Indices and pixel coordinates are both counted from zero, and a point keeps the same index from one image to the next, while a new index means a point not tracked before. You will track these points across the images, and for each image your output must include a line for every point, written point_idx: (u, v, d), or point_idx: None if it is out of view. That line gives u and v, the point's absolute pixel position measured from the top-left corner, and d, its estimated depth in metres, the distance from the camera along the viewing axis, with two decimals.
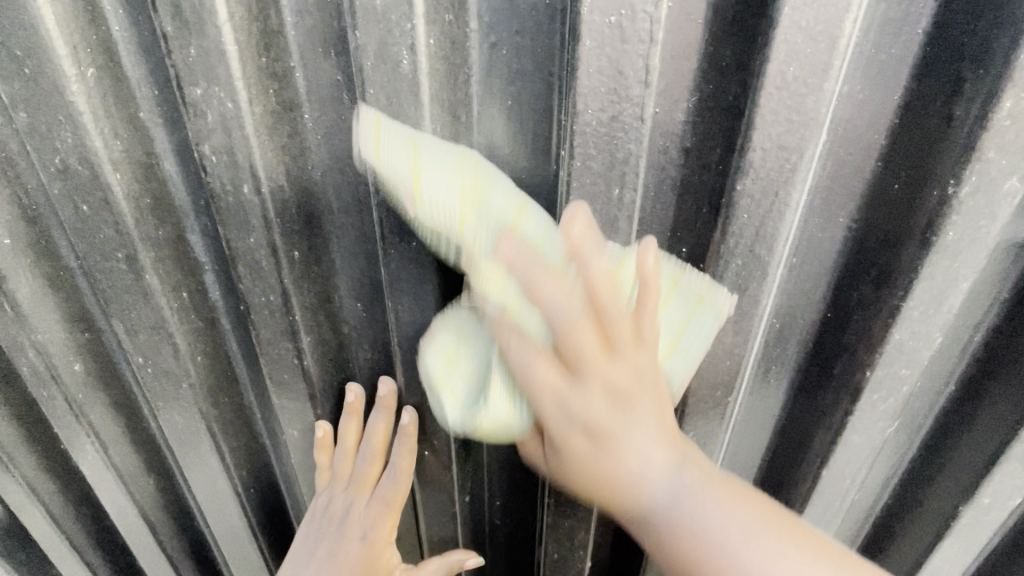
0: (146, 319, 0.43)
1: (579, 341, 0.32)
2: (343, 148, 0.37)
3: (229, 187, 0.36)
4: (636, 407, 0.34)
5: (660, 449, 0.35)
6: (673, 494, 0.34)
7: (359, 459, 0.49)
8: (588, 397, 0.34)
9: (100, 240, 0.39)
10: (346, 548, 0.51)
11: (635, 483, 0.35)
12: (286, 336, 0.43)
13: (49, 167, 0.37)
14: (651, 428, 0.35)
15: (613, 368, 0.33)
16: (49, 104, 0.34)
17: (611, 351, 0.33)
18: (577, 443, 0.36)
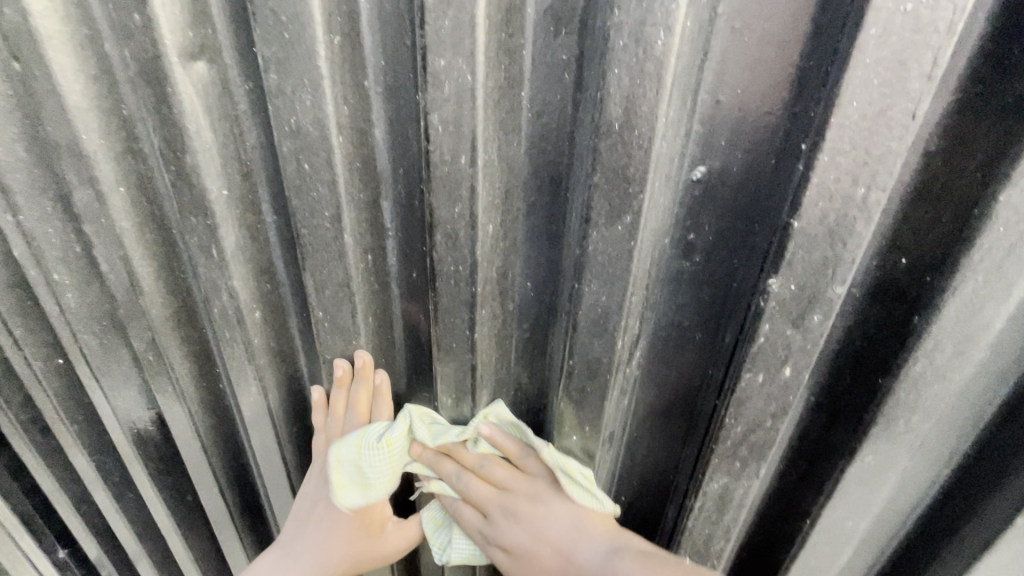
0: (335, 276, 0.46)
1: (494, 474, 0.51)
2: (553, 126, 0.37)
3: (447, 157, 0.37)
4: (535, 510, 0.50)
5: (597, 536, 0.47)
6: (605, 567, 0.46)
7: (348, 425, 0.53)
8: (498, 526, 0.51)
9: (312, 198, 0.42)
10: (342, 504, 0.55)
11: (567, 564, 0.48)
12: (465, 307, 0.44)
13: (283, 126, 0.40)
14: (556, 504, 0.49)
15: (507, 492, 0.51)
16: (300, 68, 0.37)
17: (518, 466, 0.51)
18: (504, 554, 0.51)
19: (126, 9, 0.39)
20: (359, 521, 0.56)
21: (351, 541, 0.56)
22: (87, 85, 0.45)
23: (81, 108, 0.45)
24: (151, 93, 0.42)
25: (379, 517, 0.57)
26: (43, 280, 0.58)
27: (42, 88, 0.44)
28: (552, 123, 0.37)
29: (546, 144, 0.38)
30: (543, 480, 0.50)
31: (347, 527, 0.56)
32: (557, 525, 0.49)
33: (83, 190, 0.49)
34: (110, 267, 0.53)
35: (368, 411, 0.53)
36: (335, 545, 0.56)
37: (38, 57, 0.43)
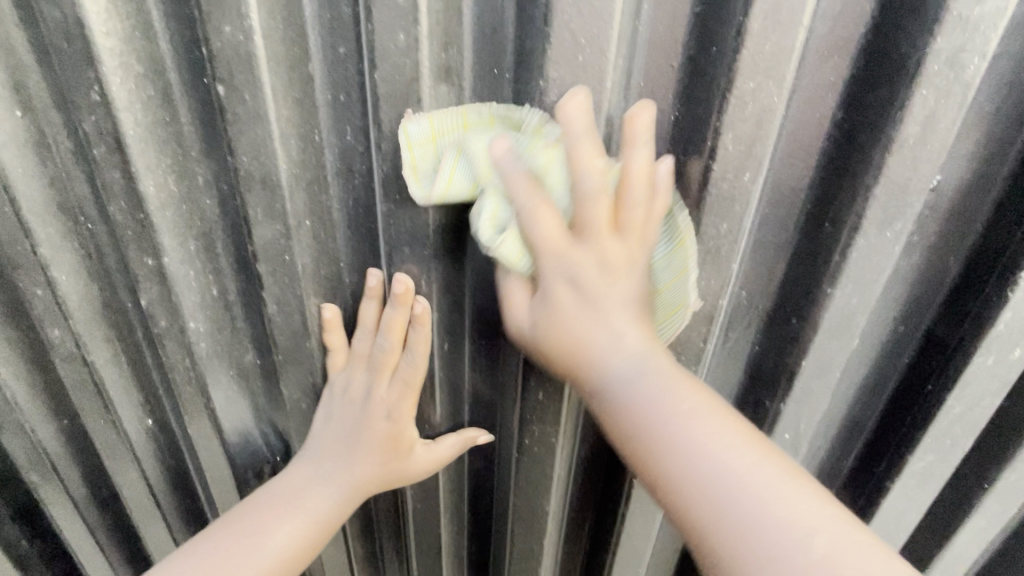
0: None
1: (631, 210, 0.39)
2: (804, 145, 0.40)
3: (730, 175, 0.38)
4: (609, 285, 0.40)
5: (635, 335, 0.40)
6: (634, 388, 0.40)
7: (380, 348, 0.51)
8: (585, 255, 0.40)
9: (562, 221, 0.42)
10: (370, 424, 0.54)
11: (599, 356, 0.41)
12: (704, 321, 0.45)
13: (550, 151, 0.39)
14: (632, 360, 0.40)
15: (608, 236, 0.39)
16: (584, 90, 0.37)
17: (622, 209, 0.39)
18: (545, 215, 0.39)
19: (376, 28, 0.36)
20: (387, 441, 0.55)
21: (378, 463, 0.55)
22: (293, 109, 0.41)
23: (286, 135, 0.41)
24: (396, 118, 0.39)
25: (406, 440, 0.55)
26: (175, 330, 0.51)
27: (240, 115, 0.39)
28: (807, 138, 0.40)
29: (789, 165, 0.41)
30: (639, 237, 0.40)
31: (376, 448, 0.55)
32: (612, 375, 0.41)
33: (268, 227, 0.44)
34: (277, 311, 0.48)
35: (402, 336, 0.50)
36: (362, 465, 0.55)
37: (247, 81, 0.38)
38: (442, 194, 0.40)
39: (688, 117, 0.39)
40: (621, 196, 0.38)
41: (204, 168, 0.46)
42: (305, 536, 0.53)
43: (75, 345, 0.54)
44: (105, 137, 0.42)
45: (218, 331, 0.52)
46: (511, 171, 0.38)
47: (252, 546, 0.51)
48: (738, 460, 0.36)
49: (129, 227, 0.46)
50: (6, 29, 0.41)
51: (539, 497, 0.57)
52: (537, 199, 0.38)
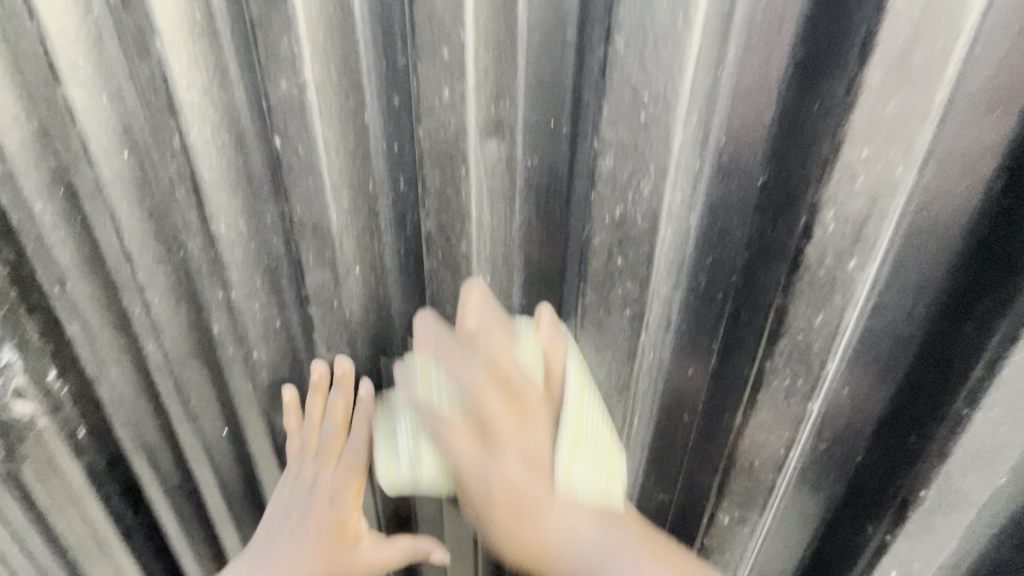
0: (616, 377, 0.40)
1: (524, 393, 0.37)
2: (937, 219, 0.30)
3: (829, 260, 0.31)
4: (511, 438, 0.36)
5: (589, 515, 0.35)
6: (607, 555, 0.33)
7: (325, 430, 0.51)
8: (506, 459, 0.36)
9: (615, 295, 0.36)
10: (315, 514, 0.51)
11: (560, 529, 0.34)
12: (788, 424, 0.37)
13: (603, 217, 0.34)
14: (563, 506, 0.35)
15: (528, 432, 0.36)
16: (646, 151, 0.31)
17: (525, 400, 0.37)
18: (467, 446, 0.36)
19: (423, 83, 0.34)
20: (330, 536, 0.51)
21: (322, 557, 0.51)
22: (347, 159, 0.40)
23: (337, 185, 0.40)
24: (439, 174, 0.36)
25: (352, 529, 0.53)
26: (241, 357, 0.53)
27: (295, 166, 0.39)
28: (941, 216, 0.30)
29: (912, 245, 0.30)
30: (545, 401, 0.37)
31: (319, 543, 0.51)
32: (562, 502, 0.35)
33: (318, 273, 0.44)
34: (328, 350, 0.49)
35: (344, 417, 0.51)
36: (297, 569, 0.50)
37: (302, 133, 0.38)
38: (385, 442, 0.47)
39: (778, 182, 0.32)
40: (519, 390, 0.36)
41: (272, 208, 0.47)
42: None
43: (163, 359, 0.59)
44: (187, 178, 0.45)
45: (279, 360, 0.54)
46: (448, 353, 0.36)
47: None
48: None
49: (204, 261, 0.49)
50: (119, 81, 0.46)
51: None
52: (475, 395, 0.36)
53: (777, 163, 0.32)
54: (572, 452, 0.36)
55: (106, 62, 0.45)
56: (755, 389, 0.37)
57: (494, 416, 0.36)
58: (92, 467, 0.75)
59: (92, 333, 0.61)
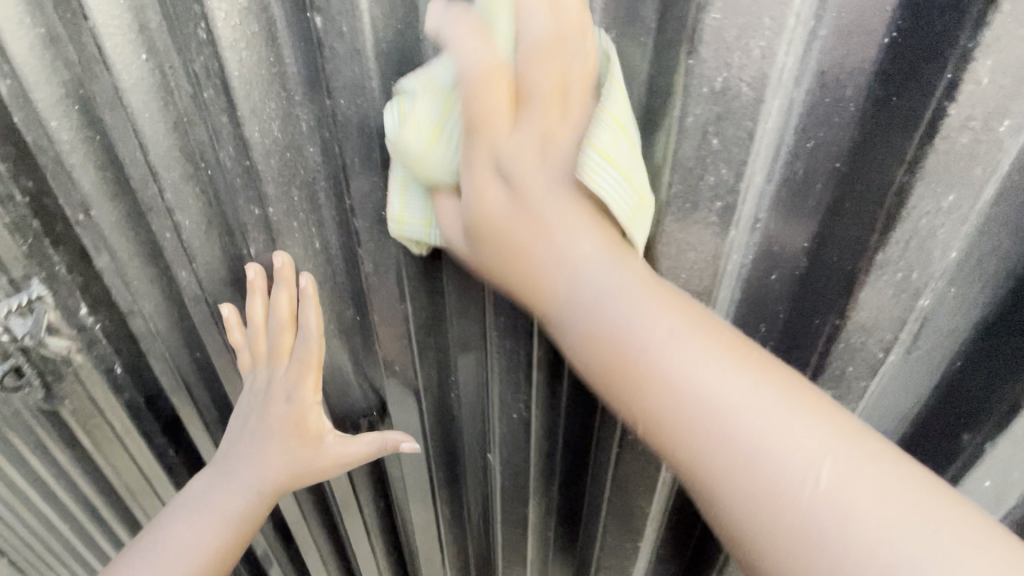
0: (695, 283, 0.36)
1: (528, 90, 0.33)
2: None
3: (975, 124, 0.26)
4: (519, 128, 0.34)
5: (588, 239, 0.33)
6: (599, 294, 0.32)
7: (271, 332, 0.54)
8: (489, 172, 0.35)
9: (703, 186, 0.32)
10: (274, 409, 0.57)
11: (559, 306, 0.34)
12: (897, 329, 0.33)
13: (700, 89, 0.29)
14: (577, 230, 0.33)
15: (517, 139, 0.34)
16: (761, 1, 0.27)
17: (532, 103, 0.33)
18: (488, 190, 0.36)
19: None
20: (291, 430, 0.57)
21: (284, 451, 0.57)
22: (396, 43, 0.36)
23: (385, 75, 0.36)
24: None
25: (311, 427, 0.57)
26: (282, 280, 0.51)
27: (338, 51, 0.35)
28: None
29: None
30: (551, 94, 0.33)
31: (281, 438, 0.57)
32: (558, 215, 0.34)
33: (365, 179, 0.40)
34: (373, 270, 0.45)
35: (288, 314, 0.53)
36: (273, 454, 0.58)
37: (347, 10, 0.33)
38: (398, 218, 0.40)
39: (909, 40, 0.28)
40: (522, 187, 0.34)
41: (308, 113, 0.43)
42: (216, 533, 0.57)
43: (199, 287, 0.57)
44: (213, 78, 0.40)
45: (321, 283, 0.52)
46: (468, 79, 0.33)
47: (187, 528, 0.57)
48: (732, 362, 0.29)
49: (237, 174, 0.45)
50: None
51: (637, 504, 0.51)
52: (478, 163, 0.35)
53: (911, 14, 0.27)
54: (595, 168, 0.31)
55: None
56: (856, 291, 0.34)
57: (490, 203, 0.36)
58: (132, 404, 0.75)
59: (121, 262, 0.59)
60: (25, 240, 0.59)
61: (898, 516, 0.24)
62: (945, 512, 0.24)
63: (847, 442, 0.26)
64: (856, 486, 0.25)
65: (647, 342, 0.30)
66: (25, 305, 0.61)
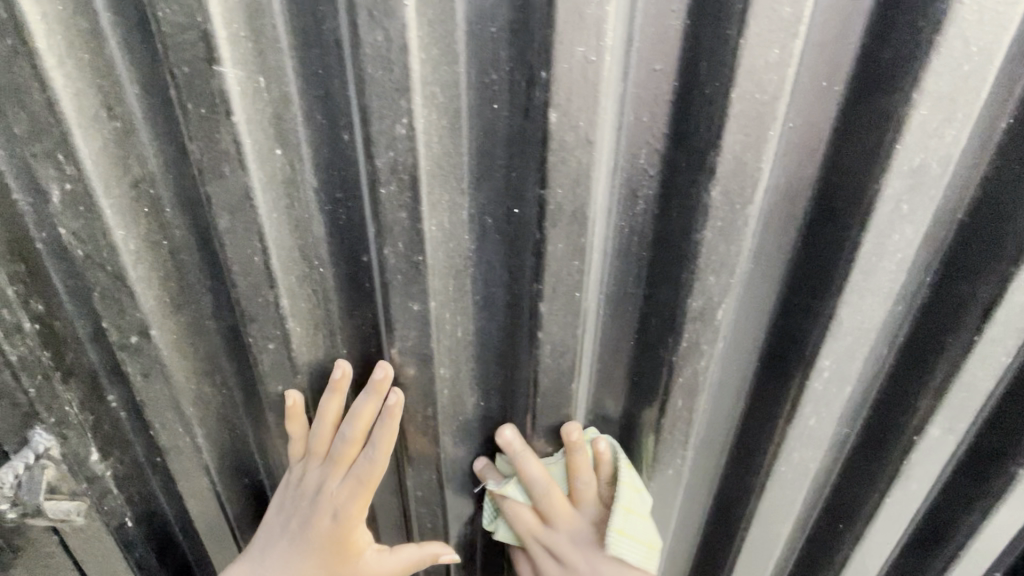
0: (866, 320, 0.43)
1: (580, 471, 0.49)
2: None
3: None
4: (569, 557, 0.51)
5: (614, 569, 0.50)
6: (605, 569, 0.50)
7: (339, 440, 0.49)
8: (570, 523, 0.51)
9: (890, 241, 0.39)
10: (315, 521, 0.50)
11: (590, 574, 0.51)
12: (1018, 336, 0.43)
13: (902, 166, 0.37)
14: (596, 554, 0.51)
15: (574, 521, 0.51)
16: (958, 101, 0.34)
17: (581, 498, 0.51)
18: (555, 539, 0.51)
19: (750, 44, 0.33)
20: (330, 549, 0.50)
21: (319, 568, 0.51)
22: (609, 134, 0.38)
23: (600, 164, 0.38)
24: (742, 139, 0.36)
25: (353, 543, 0.51)
26: (424, 377, 0.47)
27: (569, 144, 0.36)
28: None
29: None
30: (590, 500, 0.51)
31: (319, 553, 0.51)
32: (594, 560, 0.51)
33: (566, 264, 0.41)
34: (548, 352, 0.45)
35: (364, 428, 0.48)
36: (303, 572, 0.51)
37: (586, 109, 0.35)
38: (496, 521, 0.55)
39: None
40: (577, 470, 0.50)
41: (471, 201, 0.41)
42: None
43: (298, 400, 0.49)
44: (399, 172, 0.37)
45: (458, 375, 0.48)
46: (525, 458, 0.49)
47: None
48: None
49: (397, 271, 0.41)
50: (281, 59, 0.37)
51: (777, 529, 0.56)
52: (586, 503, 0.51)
53: None
54: (625, 531, 0.49)
55: (267, 34, 0.36)
56: (989, 311, 0.43)
57: (528, 507, 0.52)
58: (143, 566, 0.59)
59: (176, 388, 0.49)
60: (31, 379, 0.45)
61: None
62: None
63: None
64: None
65: None
66: (29, 464, 0.47)
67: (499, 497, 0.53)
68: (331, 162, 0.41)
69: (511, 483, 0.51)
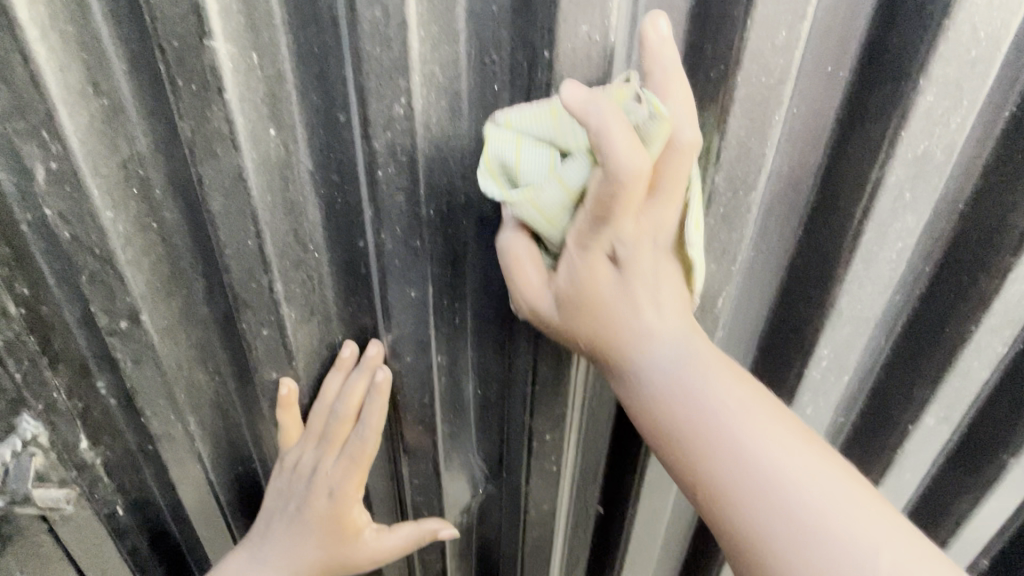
0: (864, 310, 0.43)
1: (623, 195, 0.33)
2: None
3: None
4: (637, 272, 0.38)
5: (671, 314, 0.40)
6: (673, 372, 0.39)
7: (333, 418, 0.49)
8: (609, 267, 0.38)
9: (891, 231, 0.39)
10: (312, 503, 0.51)
11: (643, 341, 0.40)
12: (1013, 325, 0.44)
13: (906, 153, 0.36)
14: (656, 308, 0.39)
15: (644, 207, 0.36)
16: (964, 88, 0.34)
17: (658, 195, 0.35)
18: (602, 275, 0.38)
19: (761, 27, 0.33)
20: (329, 527, 0.51)
21: (318, 548, 0.52)
22: None
23: None
24: (747, 124, 0.35)
25: (351, 522, 0.52)
26: (422, 365, 0.46)
27: None
28: None
29: None
30: (648, 199, 0.35)
31: (318, 533, 0.51)
32: (647, 329, 0.40)
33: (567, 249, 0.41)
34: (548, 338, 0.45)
35: (358, 406, 0.48)
36: (303, 551, 0.51)
37: (589, 91, 0.35)
38: (522, 147, 0.35)
39: None
40: (657, 166, 0.34)
41: (470, 185, 0.41)
42: None
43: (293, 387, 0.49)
44: (398, 155, 0.36)
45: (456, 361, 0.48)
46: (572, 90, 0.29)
47: None
48: (780, 443, 0.37)
49: (395, 256, 0.40)
50: (275, 35, 0.36)
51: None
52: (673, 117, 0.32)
53: None
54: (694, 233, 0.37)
55: (259, 9, 0.34)
56: (988, 303, 0.42)
57: (603, 279, 0.39)
58: (135, 553, 0.58)
59: (168, 375, 0.48)
60: (18, 364, 0.44)
61: (848, 492, 0.35)
62: (909, 545, 0.33)
63: (833, 472, 0.36)
64: (835, 502, 0.35)
65: (718, 422, 0.37)
66: (15, 452, 0.46)
67: (537, 157, 0.35)
68: (327, 142, 0.40)
69: (535, 119, 0.34)
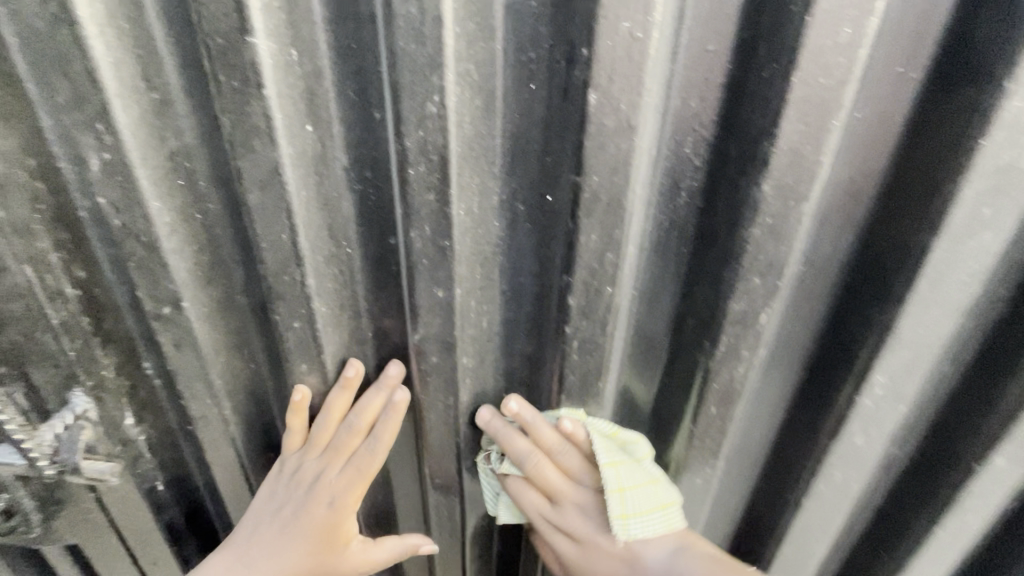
0: (930, 336, 0.39)
1: (564, 454, 0.50)
2: None
3: None
4: (596, 506, 0.52)
5: (654, 544, 0.51)
6: (670, 570, 0.50)
7: (340, 430, 0.51)
8: (569, 514, 0.53)
9: (964, 250, 0.35)
10: (310, 509, 0.52)
11: (627, 570, 0.52)
12: None
13: (984, 164, 0.32)
14: (594, 523, 0.52)
15: (573, 491, 0.52)
16: None
17: (578, 451, 0.50)
18: (579, 522, 0.52)
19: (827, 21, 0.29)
20: (321, 534, 0.52)
21: (308, 554, 0.52)
22: (653, 120, 0.35)
23: (641, 151, 0.35)
24: (801, 129, 0.33)
25: (343, 532, 0.54)
26: (449, 366, 0.46)
27: (609, 128, 0.34)
28: None
29: None
30: (581, 462, 0.51)
31: (310, 538, 0.52)
32: (626, 547, 0.51)
33: (599, 256, 0.39)
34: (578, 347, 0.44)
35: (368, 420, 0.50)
36: (294, 556, 0.52)
37: (628, 91, 0.33)
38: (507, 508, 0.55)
39: None
40: (552, 449, 0.50)
41: (503, 186, 0.40)
42: None
43: (322, 381, 0.49)
44: (430, 154, 0.36)
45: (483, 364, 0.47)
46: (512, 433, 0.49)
47: None
48: None
49: (424, 256, 0.40)
50: (315, 32, 0.36)
51: (813, 541, 0.54)
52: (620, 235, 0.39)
53: None
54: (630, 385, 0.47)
55: (299, 4, 0.35)
56: None
57: (535, 508, 0.53)
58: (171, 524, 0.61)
59: (206, 361, 0.50)
60: (72, 343, 0.47)
61: None
62: None
63: None
64: None
65: None
66: (65, 424, 0.48)
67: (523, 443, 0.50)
68: (363, 140, 0.40)
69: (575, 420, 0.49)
